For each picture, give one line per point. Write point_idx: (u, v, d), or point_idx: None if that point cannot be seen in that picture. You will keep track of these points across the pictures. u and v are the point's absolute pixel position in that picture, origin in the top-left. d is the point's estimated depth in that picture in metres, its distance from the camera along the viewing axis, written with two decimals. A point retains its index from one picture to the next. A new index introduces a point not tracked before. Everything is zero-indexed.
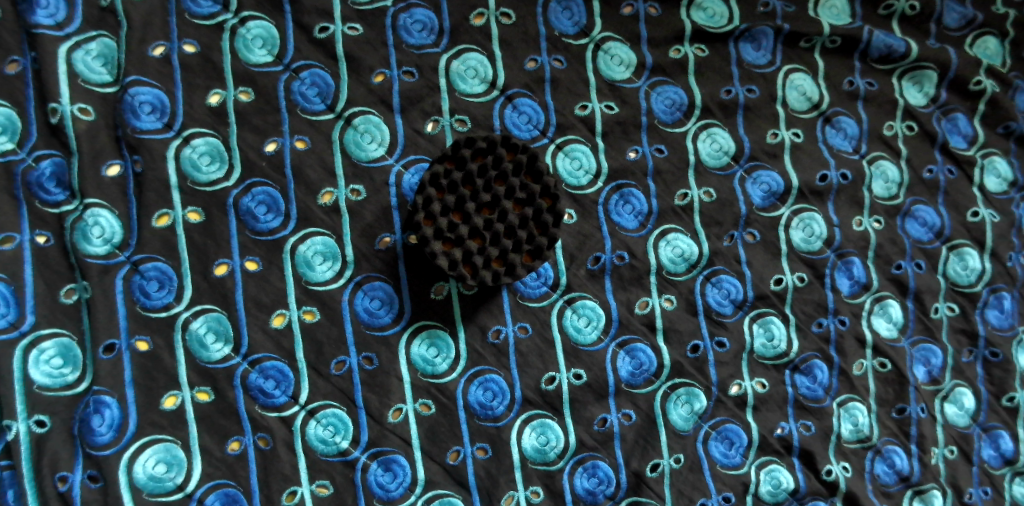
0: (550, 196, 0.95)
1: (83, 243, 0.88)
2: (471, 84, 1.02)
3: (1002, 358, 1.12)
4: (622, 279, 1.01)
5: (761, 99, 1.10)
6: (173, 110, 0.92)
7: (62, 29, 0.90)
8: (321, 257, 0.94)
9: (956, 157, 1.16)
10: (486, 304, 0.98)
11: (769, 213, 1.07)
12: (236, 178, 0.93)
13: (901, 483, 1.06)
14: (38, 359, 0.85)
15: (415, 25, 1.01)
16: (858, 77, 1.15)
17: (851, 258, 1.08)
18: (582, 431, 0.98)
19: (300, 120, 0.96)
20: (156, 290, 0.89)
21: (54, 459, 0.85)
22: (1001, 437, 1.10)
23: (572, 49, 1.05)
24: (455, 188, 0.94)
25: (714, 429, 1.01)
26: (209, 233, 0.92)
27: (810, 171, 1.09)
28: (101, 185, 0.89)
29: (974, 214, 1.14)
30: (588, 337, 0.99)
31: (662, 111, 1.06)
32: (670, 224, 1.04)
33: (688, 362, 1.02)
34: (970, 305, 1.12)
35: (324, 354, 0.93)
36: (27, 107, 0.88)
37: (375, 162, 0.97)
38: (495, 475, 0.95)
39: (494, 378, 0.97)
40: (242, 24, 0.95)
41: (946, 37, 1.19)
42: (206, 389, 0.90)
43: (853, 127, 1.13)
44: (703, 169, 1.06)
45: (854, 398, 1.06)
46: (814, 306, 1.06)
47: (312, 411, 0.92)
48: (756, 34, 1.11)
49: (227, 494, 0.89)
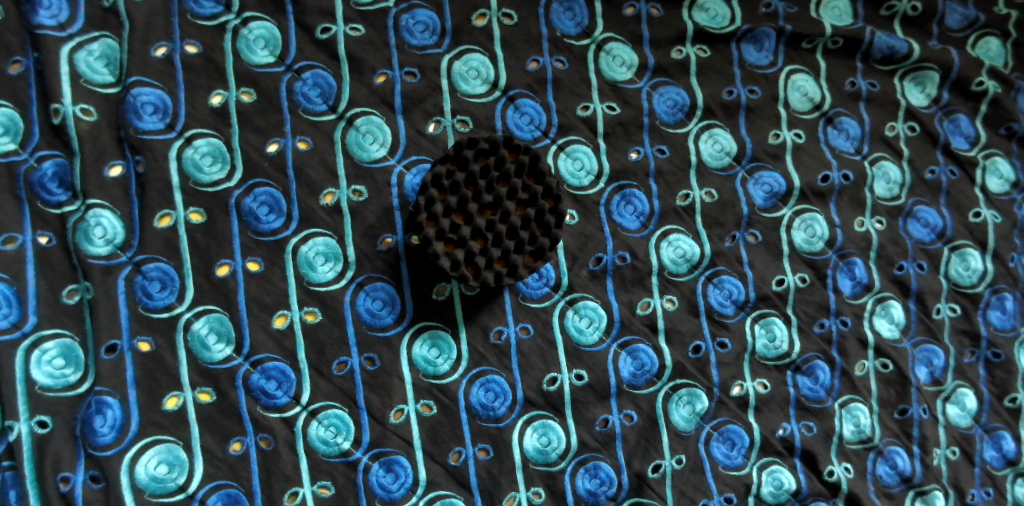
0: (553, 197, 0.95)
1: (85, 243, 0.88)
2: (473, 85, 1.02)
3: (1004, 359, 1.12)
4: (624, 279, 1.01)
5: (764, 99, 1.10)
6: (175, 110, 0.92)
7: (65, 29, 0.90)
8: (323, 258, 0.94)
9: (958, 158, 1.16)
10: (488, 305, 0.98)
11: (771, 214, 1.07)
12: (238, 178, 0.93)
13: (903, 484, 1.06)
14: (41, 360, 0.85)
15: (418, 25, 1.01)
16: (860, 78, 1.15)
17: (853, 259, 1.08)
18: (583, 432, 0.98)
19: (302, 120, 0.96)
20: (158, 291, 0.89)
21: (57, 459, 0.85)
22: (1003, 438, 1.10)
23: (574, 50, 1.05)
24: (457, 188, 0.94)
25: (716, 430, 1.01)
26: (211, 234, 0.92)
27: (812, 172, 1.09)
28: (104, 185, 0.89)
29: (976, 215, 1.14)
30: (590, 338, 0.99)
31: (664, 112, 1.06)
32: (672, 225, 1.04)
33: (690, 363, 1.02)
34: (972, 306, 1.12)
35: (327, 354, 0.93)
36: (30, 108, 0.88)
37: (377, 162, 0.97)
38: (497, 476, 0.95)
39: (496, 379, 0.97)
40: (244, 24, 0.95)
41: (948, 38, 1.19)
42: (208, 390, 0.90)
43: (855, 128, 1.13)
44: (705, 169, 1.06)
45: (856, 399, 1.06)
46: (816, 307, 1.06)
47: (314, 412, 0.92)
48: (758, 35, 1.11)
49: (229, 495, 0.89)
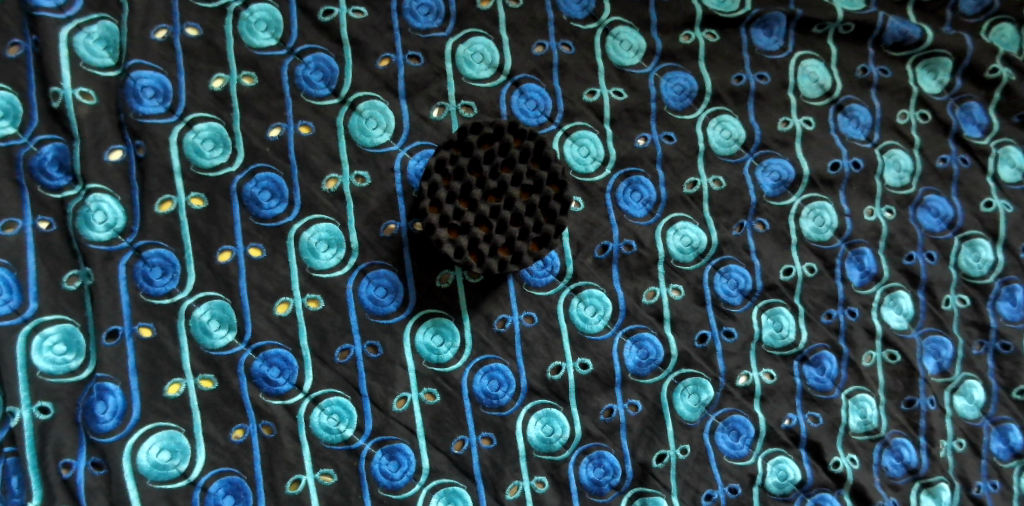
0: (558, 183, 0.94)
1: (85, 229, 0.87)
2: (478, 69, 1.00)
3: (1013, 350, 1.10)
4: (630, 267, 1.00)
5: (773, 85, 1.08)
6: (175, 94, 0.91)
7: (63, 12, 0.88)
8: (326, 244, 0.93)
9: (970, 146, 1.14)
10: (493, 292, 0.97)
11: (779, 202, 1.06)
12: (240, 163, 0.92)
13: (909, 476, 1.05)
14: (41, 346, 0.84)
15: (422, 8, 0.99)
16: (871, 64, 1.13)
17: (862, 248, 1.07)
18: (587, 422, 0.97)
19: (304, 105, 0.95)
20: (159, 277, 0.88)
21: (58, 446, 0.84)
22: (1010, 430, 1.09)
23: (580, 35, 1.04)
24: (461, 174, 0.93)
25: (721, 420, 1.01)
26: (212, 219, 0.91)
27: (822, 159, 1.08)
28: (104, 170, 0.88)
29: (987, 204, 1.13)
30: (595, 326, 0.98)
31: (672, 97, 1.05)
32: (679, 213, 1.03)
33: (696, 353, 1.01)
34: (981, 297, 1.11)
35: (329, 341, 0.93)
36: (28, 91, 0.87)
37: (379, 148, 0.96)
38: (500, 465, 0.95)
39: (499, 367, 0.96)
40: (245, 7, 0.94)
41: (962, 24, 1.16)
42: (210, 377, 0.89)
43: (866, 115, 1.11)
44: (713, 156, 1.05)
45: (863, 390, 1.05)
46: (824, 297, 1.05)
47: (317, 399, 0.92)
48: (768, 20, 1.09)
49: (232, 482, 0.89)
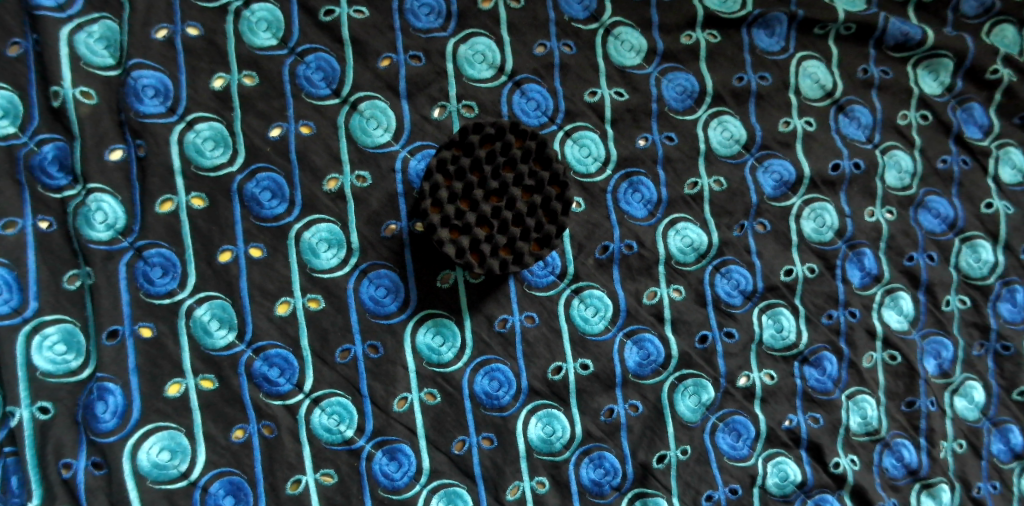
0: (559, 184, 0.94)
1: (86, 228, 0.86)
2: (479, 69, 1.00)
3: (1014, 352, 1.10)
4: (631, 268, 1.00)
5: (774, 86, 1.08)
6: (176, 93, 0.91)
7: (64, 11, 0.88)
8: (326, 244, 0.93)
9: (971, 148, 1.14)
10: (493, 293, 0.97)
11: (780, 203, 1.06)
12: (240, 162, 0.92)
13: (909, 477, 1.05)
14: (42, 345, 0.84)
15: (423, 8, 0.99)
16: (872, 65, 1.13)
17: (862, 249, 1.07)
18: (588, 422, 0.97)
19: (305, 105, 0.95)
20: (159, 277, 0.88)
21: (58, 446, 0.84)
22: (1011, 431, 1.09)
23: (582, 35, 1.03)
24: (463, 174, 0.93)
25: (722, 421, 1.01)
26: (213, 219, 0.91)
27: (823, 160, 1.08)
28: (105, 169, 0.88)
29: (988, 205, 1.13)
30: (595, 327, 0.98)
31: (673, 98, 1.05)
32: (680, 213, 1.03)
33: (697, 354, 1.01)
34: (982, 298, 1.11)
35: (329, 342, 0.92)
36: (29, 91, 0.86)
37: (380, 148, 0.96)
38: (501, 465, 0.95)
39: (500, 368, 0.96)
40: (246, 6, 0.94)
41: (963, 25, 1.16)
42: (210, 377, 0.89)
43: (867, 116, 1.11)
44: (714, 157, 1.05)
45: (863, 391, 1.05)
46: (824, 298, 1.05)
47: (317, 399, 0.91)
48: (769, 21, 1.09)
49: (232, 482, 0.88)
